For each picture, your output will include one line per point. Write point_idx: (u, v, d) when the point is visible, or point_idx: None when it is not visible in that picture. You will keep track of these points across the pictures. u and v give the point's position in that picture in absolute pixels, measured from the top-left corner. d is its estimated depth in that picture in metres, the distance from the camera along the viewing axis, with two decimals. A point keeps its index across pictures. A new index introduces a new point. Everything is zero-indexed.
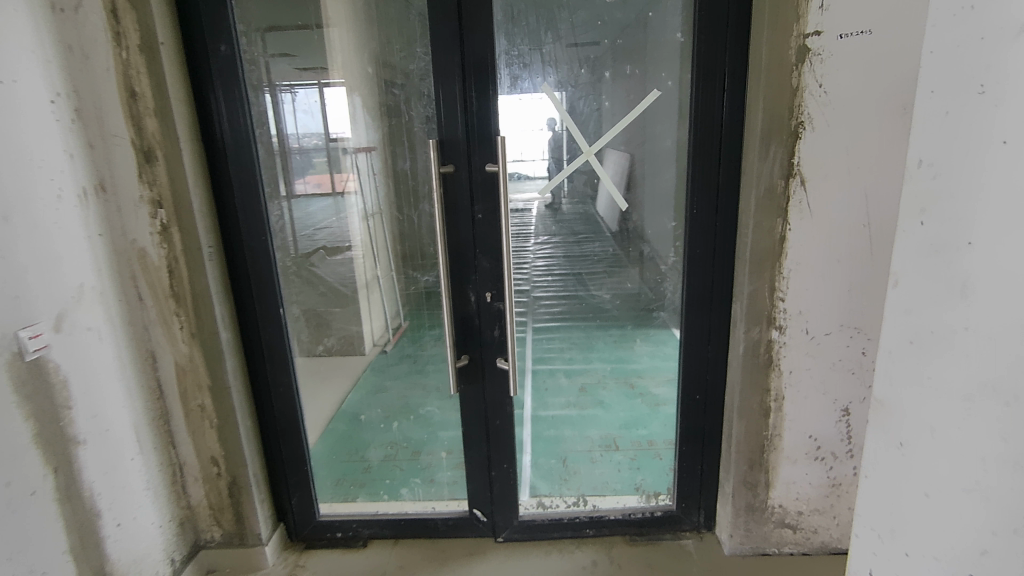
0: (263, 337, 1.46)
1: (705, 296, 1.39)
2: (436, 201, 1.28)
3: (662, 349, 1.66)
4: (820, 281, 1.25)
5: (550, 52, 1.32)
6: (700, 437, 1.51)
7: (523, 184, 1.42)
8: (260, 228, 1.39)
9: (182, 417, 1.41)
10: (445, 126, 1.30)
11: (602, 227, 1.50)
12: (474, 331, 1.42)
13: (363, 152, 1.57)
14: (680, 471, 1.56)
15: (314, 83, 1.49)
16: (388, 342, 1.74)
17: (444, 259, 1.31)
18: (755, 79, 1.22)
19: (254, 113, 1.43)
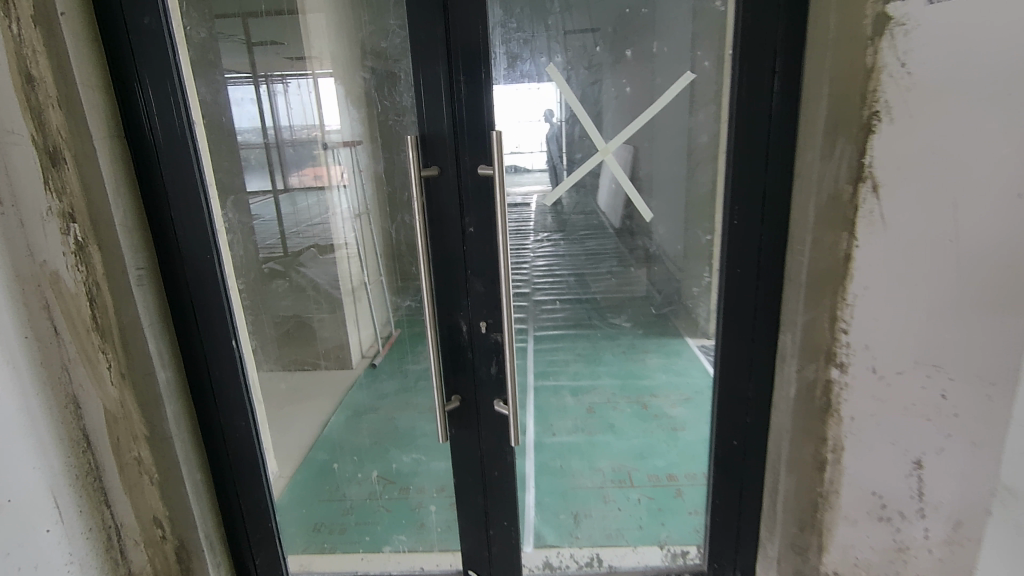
0: (212, 377, 1.22)
1: (748, 325, 1.15)
2: (418, 211, 1.02)
3: (672, 363, 1.98)
4: (901, 313, 0.97)
5: (557, 23, 1.32)
6: (736, 487, 1.28)
7: (520, 176, 1.42)
8: (202, 246, 1.14)
9: (115, 472, 1.10)
10: (428, 119, 1.03)
11: (603, 224, 1.73)
12: (465, 367, 1.17)
13: (348, 146, 1.54)
14: (713, 524, 1.33)
15: (309, 73, 1.69)
16: (378, 352, 1.70)
17: (429, 285, 1.06)
18: (820, 57, 0.96)
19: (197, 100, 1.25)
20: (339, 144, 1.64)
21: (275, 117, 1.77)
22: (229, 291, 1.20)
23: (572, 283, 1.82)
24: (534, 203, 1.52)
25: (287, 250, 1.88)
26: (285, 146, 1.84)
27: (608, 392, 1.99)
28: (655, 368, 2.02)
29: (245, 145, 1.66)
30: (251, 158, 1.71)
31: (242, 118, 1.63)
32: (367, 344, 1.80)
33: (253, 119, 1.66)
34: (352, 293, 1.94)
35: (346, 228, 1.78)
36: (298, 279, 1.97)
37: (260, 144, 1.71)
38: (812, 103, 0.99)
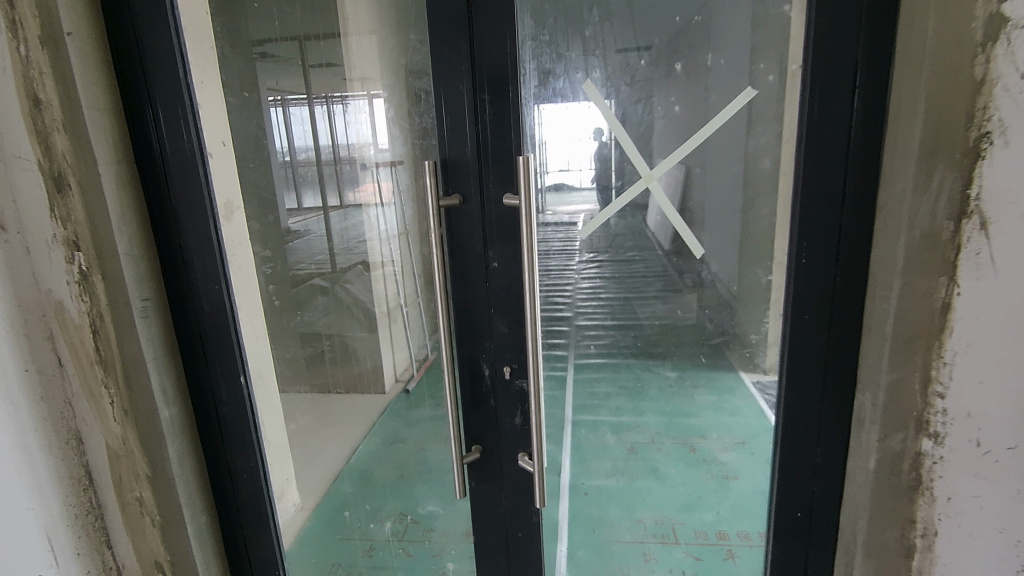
0: (221, 413, 1.14)
1: (816, 381, 0.97)
2: (435, 245, 0.91)
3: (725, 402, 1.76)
4: (1022, 379, 0.77)
5: (593, 35, 1.25)
6: (799, 566, 1.09)
7: (569, 195, 1.34)
8: (211, 276, 1.08)
9: (115, 513, 1.04)
10: (449, 142, 0.93)
11: (654, 244, 1.54)
12: (487, 415, 1.05)
13: (389, 165, 1.53)
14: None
15: (365, 95, 1.65)
16: (411, 377, 1.61)
17: (447, 326, 0.95)
18: (912, 67, 0.79)
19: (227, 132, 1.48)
20: (378, 163, 1.62)
21: (334, 137, 1.81)
22: (237, 320, 1.13)
23: (618, 305, 1.71)
24: (581, 222, 1.36)
25: (336, 268, 2.01)
26: (342, 163, 1.85)
27: (652, 431, 1.82)
28: (706, 406, 1.82)
29: (301, 162, 1.85)
30: (308, 175, 1.89)
31: (295, 135, 1.77)
32: (401, 368, 1.73)
33: (307, 136, 1.81)
34: (387, 313, 1.95)
35: (386, 246, 1.78)
36: (345, 293, 2.04)
37: (315, 163, 1.87)
38: (901, 122, 0.81)
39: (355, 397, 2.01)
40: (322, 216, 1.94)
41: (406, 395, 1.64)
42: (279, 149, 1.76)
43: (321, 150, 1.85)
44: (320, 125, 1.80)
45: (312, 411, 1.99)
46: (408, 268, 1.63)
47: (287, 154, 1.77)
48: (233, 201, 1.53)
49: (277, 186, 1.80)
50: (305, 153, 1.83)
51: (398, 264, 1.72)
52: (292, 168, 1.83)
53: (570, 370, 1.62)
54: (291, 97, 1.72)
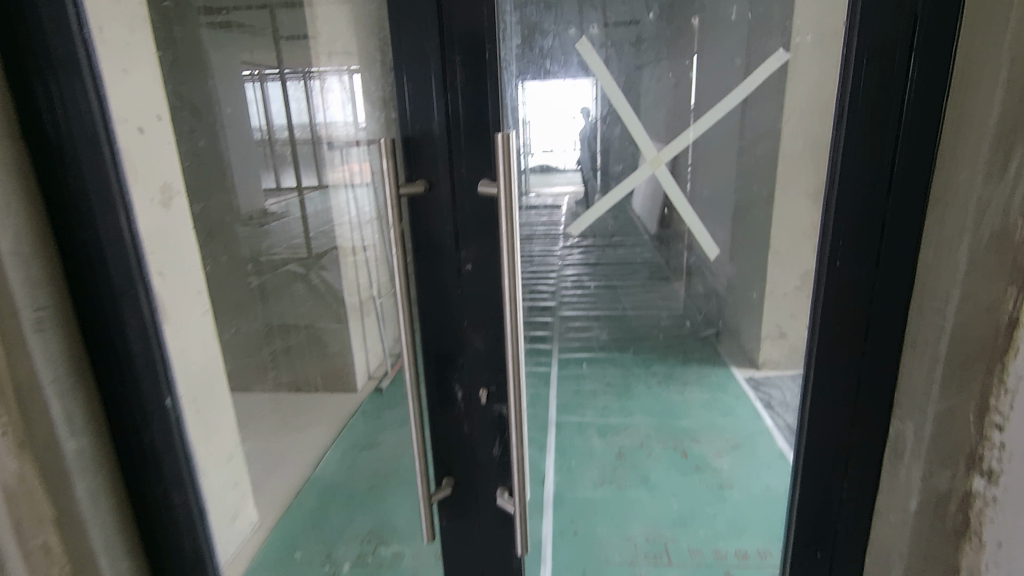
0: (144, 439, 0.96)
1: (845, 406, 0.83)
2: (394, 242, 0.74)
3: (715, 400, 2.10)
4: None
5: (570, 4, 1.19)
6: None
7: (554, 178, 1.28)
8: (126, 279, 0.90)
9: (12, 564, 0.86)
10: (412, 116, 0.75)
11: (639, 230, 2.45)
12: (460, 444, 0.89)
13: (357, 142, 1.35)
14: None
15: (342, 68, 1.28)
16: (387, 373, 1.42)
17: (412, 341, 0.78)
18: (994, 22, 0.62)
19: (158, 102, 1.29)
20: (350, 140, 1.43)
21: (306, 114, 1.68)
22: (161, 328, 0.96)
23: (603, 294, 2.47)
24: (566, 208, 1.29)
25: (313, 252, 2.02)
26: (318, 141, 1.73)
27: (643, 431, 1.98)
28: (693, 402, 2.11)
29: (280, 140, 1.85)
30: (287, 154, 1.87)
31: (272, 113, 1.81)
32: (377, 364, 1.52)
33: (282, 114, 1.79)
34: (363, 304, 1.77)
35: (362, 228, 1.59)
36: (319, 281, 2.08)
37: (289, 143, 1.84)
38: (973, 94, 0.65)
39: (323, 399, 1.94)
40: (296, 196, 1.92)
41: (378, 394, 1.48)
42: (258, 126, 1.85)
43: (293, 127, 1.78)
44: (293, 102, 1.72)
45: (272, 415, 1.92)
46: (382, 255, 1.46)
47: (263, 131, 1.85)
48: (173, 185, 1.32)
49: (248, 166, 1.91)
50: (280, 131, 1.82)
51: (371, 249, 1.55)
52: (271, 146, 1.88)
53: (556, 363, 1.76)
54: (268, 72, 1.76)
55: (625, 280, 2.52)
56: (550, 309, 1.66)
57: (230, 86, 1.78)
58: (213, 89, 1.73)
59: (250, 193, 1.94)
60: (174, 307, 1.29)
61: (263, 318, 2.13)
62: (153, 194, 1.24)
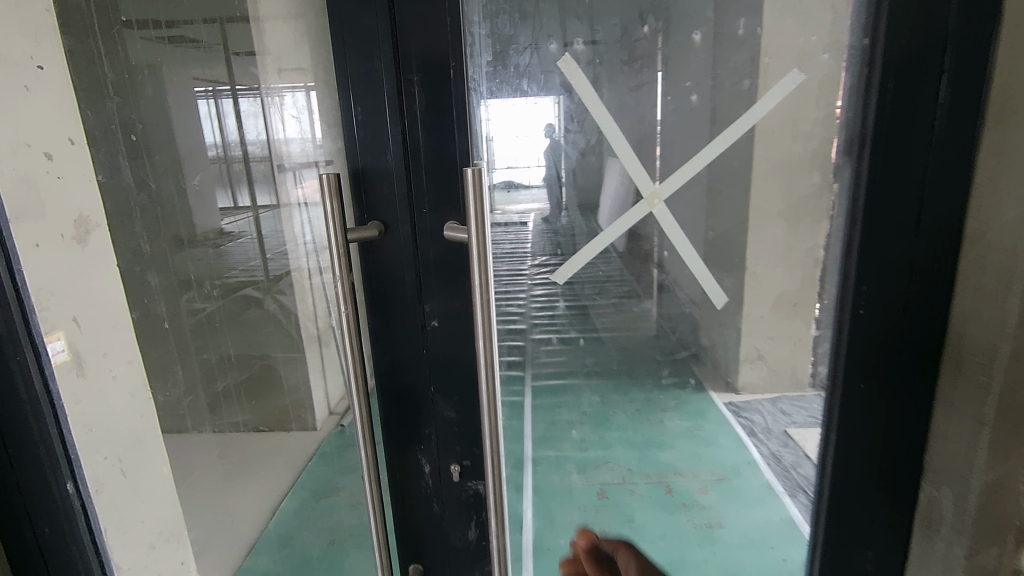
0: (41, 534, 0.78)
1: (869, 471, 0.73)
2: (341, 295, 0.61)
3: (698, 426, 1.92)
4: None
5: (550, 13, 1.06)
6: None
7: (517, 196, 1.08)
8: (12, 343, 0.71)
9: None
10: (364, 145, 0.63)
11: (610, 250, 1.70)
12: (430, 525, 0.76)
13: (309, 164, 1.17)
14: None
15: (302, 83, 1.10)
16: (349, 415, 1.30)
17: (366, 412, 0.65)
18: None
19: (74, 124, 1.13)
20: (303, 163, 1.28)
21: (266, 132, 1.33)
22: (65, 401, 0.78)
23: (571, 314, 1.73)
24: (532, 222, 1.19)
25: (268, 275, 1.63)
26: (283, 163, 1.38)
27: (624, 467, 1.76)
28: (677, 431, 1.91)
29: (236, 155, 1.50)
30: (241, 172, 1.51)
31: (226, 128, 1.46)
32: (336, 402, 1.36)
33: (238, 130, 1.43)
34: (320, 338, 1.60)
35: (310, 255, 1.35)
36: (277, 307, 1.68)
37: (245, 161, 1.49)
38: (1018, 128, 0.58)
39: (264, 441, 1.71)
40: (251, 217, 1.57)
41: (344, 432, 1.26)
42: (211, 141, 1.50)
43: (252, 146, 1.42)
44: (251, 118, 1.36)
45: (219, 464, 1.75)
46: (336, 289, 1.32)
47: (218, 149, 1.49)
48: (91, 217, 1.15)
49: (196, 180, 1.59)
50: (236, 148, 1.47)
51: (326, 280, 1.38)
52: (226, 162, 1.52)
53: (528, 394, 1.60)
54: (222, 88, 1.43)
55: (594, 299, 1.77)
56: (521, 334, 1.52)
57: (181, 101, 1.52)
58: (116, 111, 1.42)
59: (202, 208, 1.64)
60: (89, 359, 1.12)
61: (199, 355, 1.79)
62: (63, 229, 1.07)
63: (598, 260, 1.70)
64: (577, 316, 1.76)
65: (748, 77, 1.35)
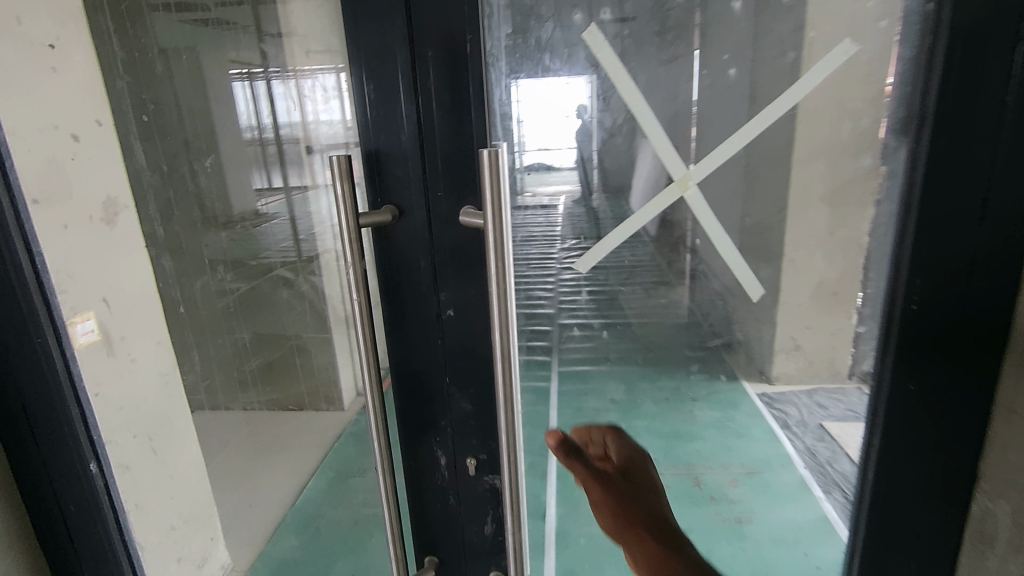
0: (66, 512, 0.78)
1: (917, 479, 0.67)
2: (351, 282, 0.58)
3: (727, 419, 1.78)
4: None
5: None
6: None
7: (549, 176, 1.02)
8: (32, 322, 0.71)
9: None
10: (376, 126, 0.60)
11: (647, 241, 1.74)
12: (445, 517, 0.74)
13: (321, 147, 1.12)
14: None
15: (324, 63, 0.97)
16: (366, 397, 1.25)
17: (379, 402, 0.63)
18: None
19: (101, 105, 1.13)
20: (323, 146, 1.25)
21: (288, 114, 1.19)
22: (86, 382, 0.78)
23: (603, 301, 1.95)
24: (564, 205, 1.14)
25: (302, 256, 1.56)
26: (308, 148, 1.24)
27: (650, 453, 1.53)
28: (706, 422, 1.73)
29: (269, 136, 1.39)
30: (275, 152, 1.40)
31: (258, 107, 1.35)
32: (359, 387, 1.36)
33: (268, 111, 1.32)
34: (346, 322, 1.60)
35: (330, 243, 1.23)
36: (308, 288, 1.65)
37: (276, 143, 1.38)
38: None
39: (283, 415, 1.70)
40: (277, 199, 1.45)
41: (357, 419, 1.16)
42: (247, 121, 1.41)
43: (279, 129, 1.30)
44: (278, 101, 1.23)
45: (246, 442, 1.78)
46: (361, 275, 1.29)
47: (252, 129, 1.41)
48: (119, 200, 1.17)
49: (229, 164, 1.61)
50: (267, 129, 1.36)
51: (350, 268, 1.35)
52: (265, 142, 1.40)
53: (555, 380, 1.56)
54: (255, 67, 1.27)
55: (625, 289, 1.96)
56: (548, 319, 1.49)
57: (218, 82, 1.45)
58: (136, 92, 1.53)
59: (241, 193, 1.66)
60: (119, 338, 1.13)
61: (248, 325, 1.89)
62: (92, 211, 1.09)
63: (631, 253, 1.75)
64: (607, 301, 1.97)
65: (791, 51, 1.27)
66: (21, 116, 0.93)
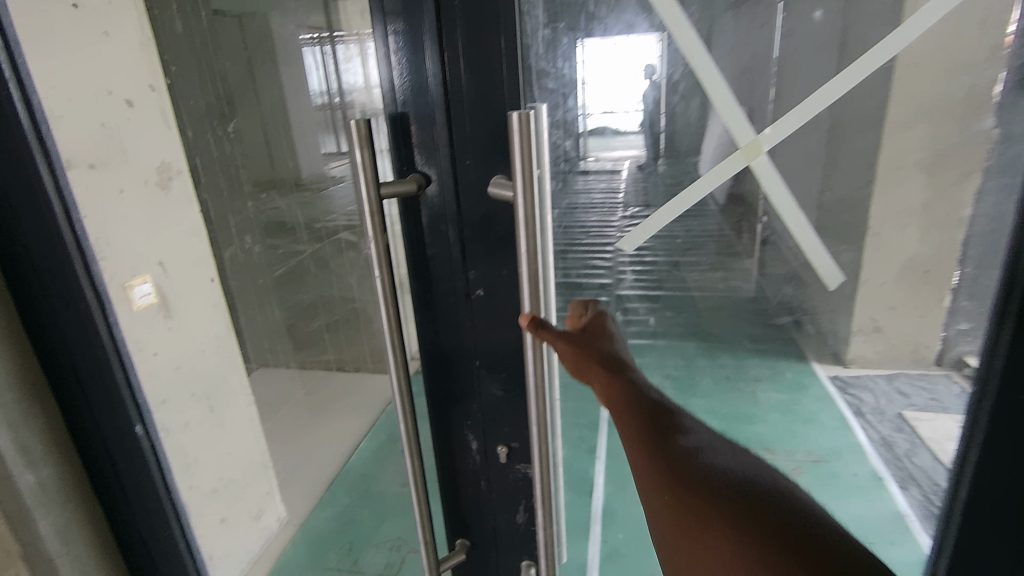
0: (118, 470, 0.81)
1: (1022, 501, 0.57)
2: (374, 258, 0.54)
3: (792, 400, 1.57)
4: None
5: None
6: (756, 478, 0.37)
7: (612, 142, 0.92)
8: (70, 287, 0.71)
9: None
10: (398, 87, 0.54)
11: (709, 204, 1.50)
12: (476, 501, 0.71)
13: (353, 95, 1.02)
14: (695, 437, 0.42)
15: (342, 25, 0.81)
16: None
17: (403, 385, 0.59)
18: None
19: (156, 69, 1.14)
20: None
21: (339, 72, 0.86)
22: (128, 346, 0.78)
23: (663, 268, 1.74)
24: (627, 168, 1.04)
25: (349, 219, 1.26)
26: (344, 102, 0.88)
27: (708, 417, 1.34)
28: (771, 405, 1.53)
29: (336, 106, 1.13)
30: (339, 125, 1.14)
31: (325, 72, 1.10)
32: None
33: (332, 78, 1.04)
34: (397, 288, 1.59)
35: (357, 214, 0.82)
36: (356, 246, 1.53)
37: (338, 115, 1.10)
38: None
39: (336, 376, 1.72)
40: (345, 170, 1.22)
41: None
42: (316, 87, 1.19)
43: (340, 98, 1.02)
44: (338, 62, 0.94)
45: (301, 403, 1.84)
46: None
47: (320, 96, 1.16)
48: (173, 164, 1.18)
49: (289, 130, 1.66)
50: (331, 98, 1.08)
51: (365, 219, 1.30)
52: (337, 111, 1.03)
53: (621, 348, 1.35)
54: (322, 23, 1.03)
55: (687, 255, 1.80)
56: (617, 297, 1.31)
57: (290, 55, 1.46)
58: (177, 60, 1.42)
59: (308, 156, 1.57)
60: (175, 301, 1.17)
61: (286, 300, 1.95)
62: (147, 175, 1.11)
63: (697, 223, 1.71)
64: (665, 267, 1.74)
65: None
66: (74, 79, 0.95)
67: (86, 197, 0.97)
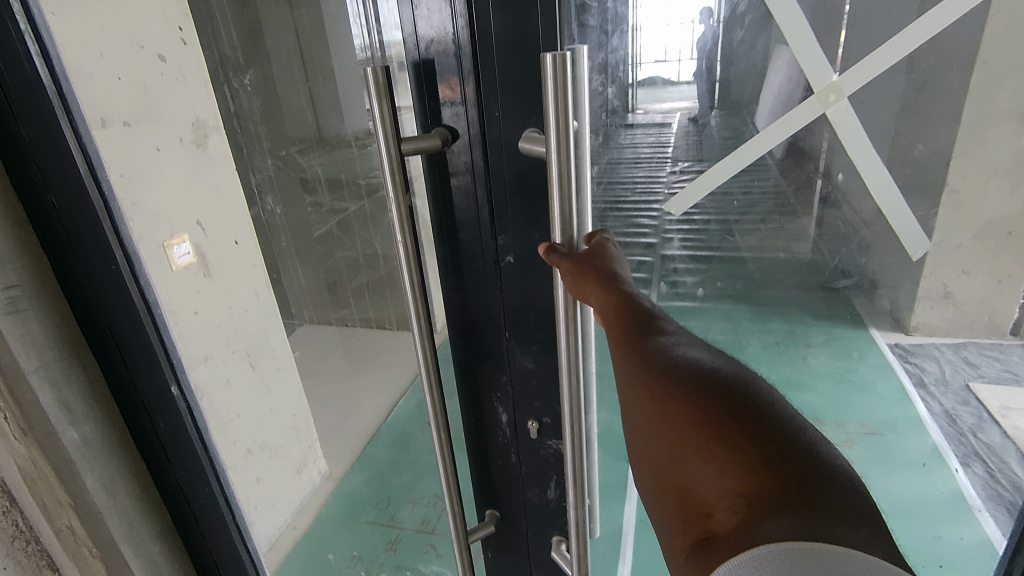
0: (158, 428, 0.82)
1: None
2: (396, 218, 0.50)
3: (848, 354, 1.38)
4: None
5: None
6: (731, 375, 0.37)
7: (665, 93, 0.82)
8: (101, 249, 0.70)
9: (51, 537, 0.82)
10: (420, 29, 0.48)
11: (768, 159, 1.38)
12: (504, 473, 0.68)
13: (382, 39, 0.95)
14: (674, 336, 0.41)
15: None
16: None
17: (429, 353, 0.56)
18: None
19: (189, 23, 1.11)
20: None
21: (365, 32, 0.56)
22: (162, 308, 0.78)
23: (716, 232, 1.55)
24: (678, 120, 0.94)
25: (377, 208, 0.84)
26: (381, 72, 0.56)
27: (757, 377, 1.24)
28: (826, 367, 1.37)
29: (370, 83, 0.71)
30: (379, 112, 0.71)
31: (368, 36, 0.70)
32: None
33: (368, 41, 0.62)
34: None
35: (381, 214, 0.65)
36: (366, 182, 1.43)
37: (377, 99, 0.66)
38: None
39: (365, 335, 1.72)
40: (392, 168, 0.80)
41: None
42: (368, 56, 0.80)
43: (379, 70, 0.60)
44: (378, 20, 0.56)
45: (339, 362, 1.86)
46: None
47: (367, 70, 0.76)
48: (208, 121, 1.17)
49: None
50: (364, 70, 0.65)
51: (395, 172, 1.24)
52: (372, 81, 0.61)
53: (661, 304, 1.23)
54: None
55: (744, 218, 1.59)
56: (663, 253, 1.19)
57: None
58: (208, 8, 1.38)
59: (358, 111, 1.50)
60: (213, 261, 1.17)
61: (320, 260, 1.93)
62: (182, 133, 1.10)
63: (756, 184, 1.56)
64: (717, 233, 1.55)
65: None
66: (108, 33, 0.93)
67: (124, 153, 0.97)
